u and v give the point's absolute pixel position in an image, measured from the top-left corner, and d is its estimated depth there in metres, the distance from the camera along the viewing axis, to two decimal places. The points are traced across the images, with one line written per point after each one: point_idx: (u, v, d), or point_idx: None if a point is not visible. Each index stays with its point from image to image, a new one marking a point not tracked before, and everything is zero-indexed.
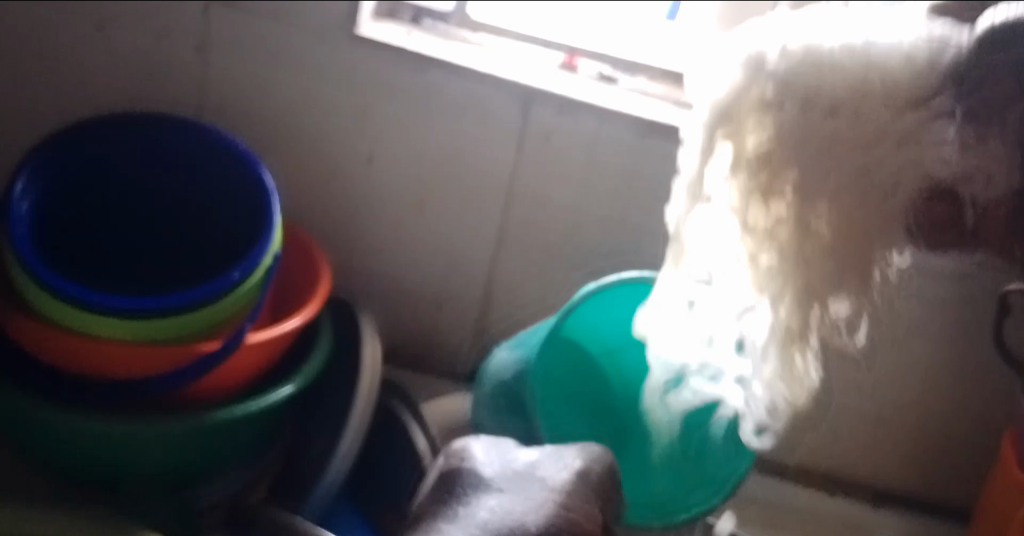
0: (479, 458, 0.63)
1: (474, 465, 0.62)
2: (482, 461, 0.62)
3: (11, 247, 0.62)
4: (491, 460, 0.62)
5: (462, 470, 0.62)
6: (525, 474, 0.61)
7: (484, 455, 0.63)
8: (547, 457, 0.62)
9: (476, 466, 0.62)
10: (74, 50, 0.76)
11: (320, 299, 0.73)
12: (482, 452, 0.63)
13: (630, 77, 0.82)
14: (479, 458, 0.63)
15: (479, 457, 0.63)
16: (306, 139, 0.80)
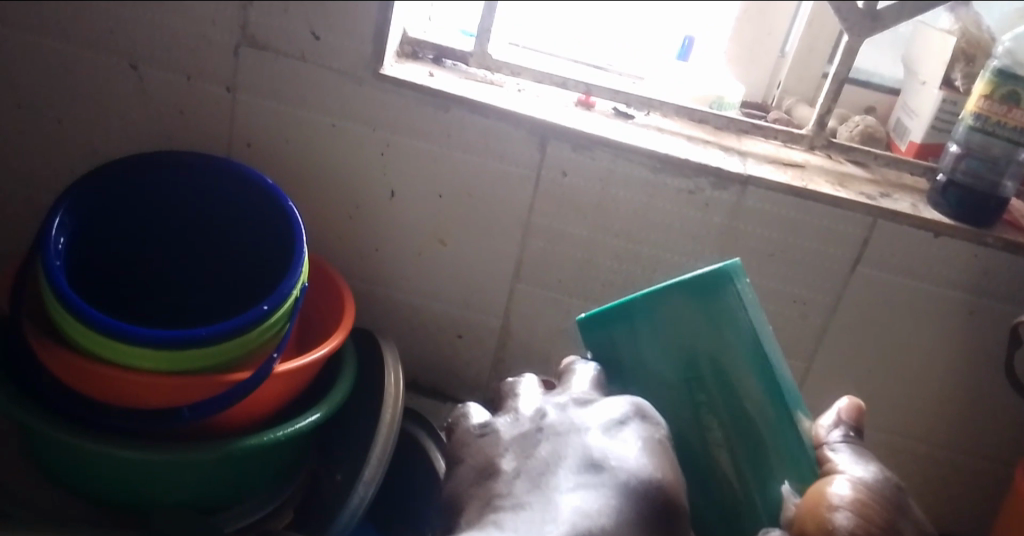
0: (573, 402, 0.64)
1: (570, 399, 0.64)
2: (576, 396, 0.65)
3: (47, 279, 0.64)
4: (557, 408, 0.64)
5: (556, 412, 0.63)
6: (598, 459, 0.57)
7: (558, 398, 0.65)
8: (617, 479, 0.55)
9: (576, 399, 0.64)
10: (117, 91, 0.82)
11: (346, 328, 0.76)
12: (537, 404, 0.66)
13: (643, 115, 0.88)
14: (576, 401, 0.64)
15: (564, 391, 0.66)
16: (331, 177, 0.85)
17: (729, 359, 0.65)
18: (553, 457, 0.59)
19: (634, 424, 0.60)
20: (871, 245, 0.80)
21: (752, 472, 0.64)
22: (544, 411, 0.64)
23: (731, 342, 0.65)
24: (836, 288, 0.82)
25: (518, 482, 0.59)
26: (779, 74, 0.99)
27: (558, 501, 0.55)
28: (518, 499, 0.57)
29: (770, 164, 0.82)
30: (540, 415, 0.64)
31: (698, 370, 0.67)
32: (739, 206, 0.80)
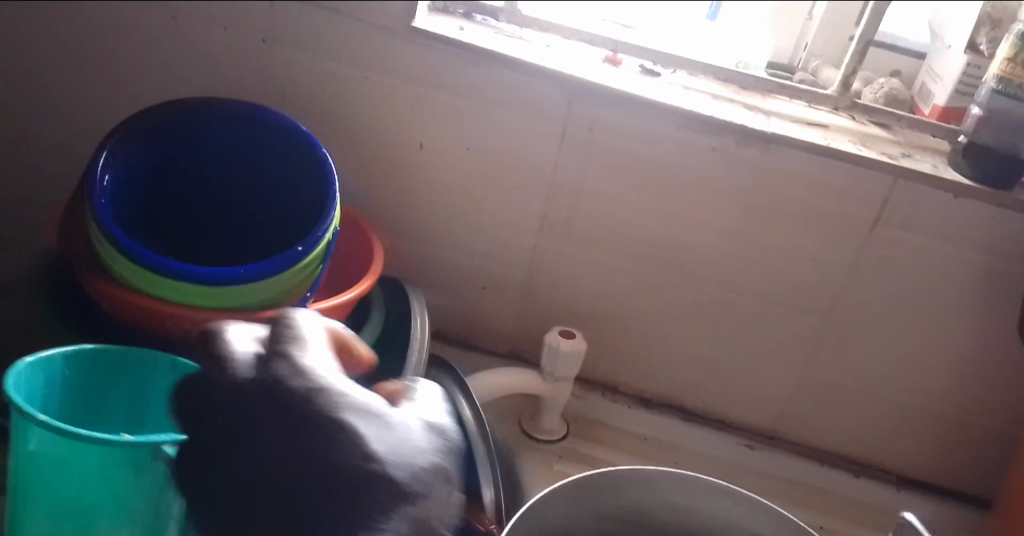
0: (376, 434, 0.54)
1: (420, 452, 0.55)
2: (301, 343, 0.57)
3: (94, 216, 0.67)
4: (315, 356, 0.57)
5: (398, 474, 0.53)
6: (358, 406, 0.54)
7: (354, 388, 0.55)
8: (363, 419, 0.54)
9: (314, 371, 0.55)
10: (156, 41, 0.84)
11: (375, 274, 0.78)
12: (321, 359, 0.57)
13: (672, 73, 0.89)
14: (378, 438, 0.53)
15: (415, 408, 0.58)
16: (362, 129, 0.87)
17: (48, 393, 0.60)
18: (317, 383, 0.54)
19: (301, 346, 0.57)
20: (893, 205, 0.81)
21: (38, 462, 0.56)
22: (289, 377, 0.54)
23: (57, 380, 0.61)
24: (856, 248, 0.83)
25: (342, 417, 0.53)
26: (806, 37, 0.99)
27: (368, 421, 0.54)
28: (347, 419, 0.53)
29: (795, 123, 0.84)
30: (296, 360, 0.55)
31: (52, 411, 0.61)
32: (763, 165, 0.82)
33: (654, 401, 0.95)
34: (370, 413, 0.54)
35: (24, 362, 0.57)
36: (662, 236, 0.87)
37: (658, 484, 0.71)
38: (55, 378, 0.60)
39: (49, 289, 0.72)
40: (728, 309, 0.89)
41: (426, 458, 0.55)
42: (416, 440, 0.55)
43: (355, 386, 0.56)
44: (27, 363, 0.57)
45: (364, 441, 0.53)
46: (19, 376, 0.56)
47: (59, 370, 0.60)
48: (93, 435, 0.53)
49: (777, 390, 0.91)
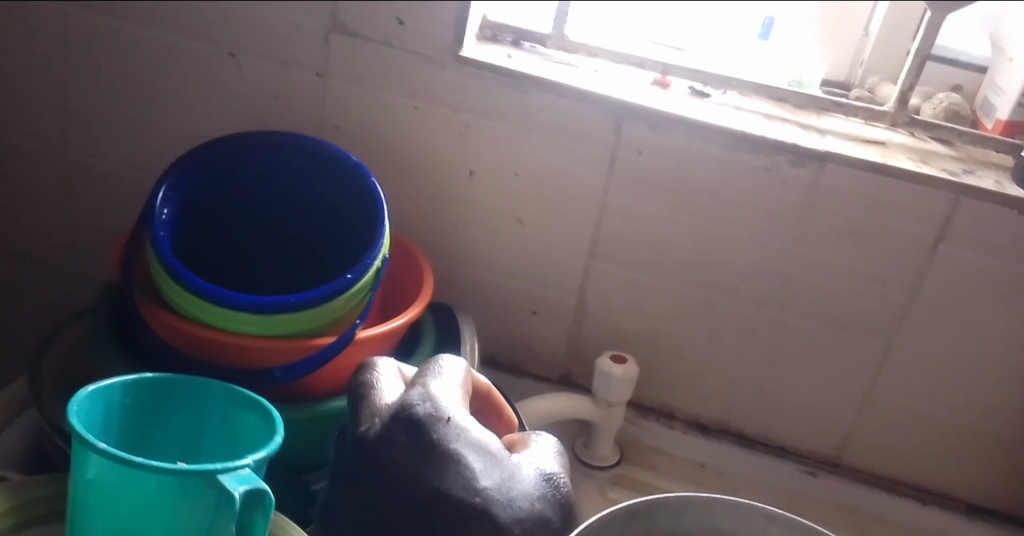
0: (485, 469, 0.58)
1: (526, 495, 0.58)
2: (437, 380, 0.63)
3: (153, 248, 0.69)
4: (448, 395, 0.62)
5: (500, 509, 0.56)
6: (478, 440, 0.59)
7: (474, 425, 0.60)
8: (476, 452, 0.58)
9: (434, 401, 0.60)
10: (215, 77, 0.87)
11: (425, 301, 0.79)
12: (453, 401, 0.61)
13: (722, 93, 0.87)
14: (486, 473, 0.57)
15: (529, 457, 0.61)
16: (412, 157, 0.88)
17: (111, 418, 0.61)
18: (438, 414, 0.59)
19: (445, 373, 0.64)
20: (953, 224, 0.78)
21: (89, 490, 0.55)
22: (416, 402, 0.60)
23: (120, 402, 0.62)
24: (917, 267, 0.81)
25: (450, 446, 0.58)
26: (862, 53, 0.98)
27: (476, 457, 0.58)
28: (454, 448, 0.58)
29: (850, 141, 0.82)
30: (420, 394, 0.60)
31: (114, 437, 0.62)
32: (817, 184, 0.80)
33: (710, 427, 0.93)
34: (482, 450, 0.59)
35: (87, 389, 0.59)
36: (715, 258, 0.85)
37: (709, 511, 0.70)
38: (114, 408, 0.61)
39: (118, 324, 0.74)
40: (784, 331, 0.87)
41: (522, 497, 0.58)
42: (512, 483, 0.58)
43: (475, 423, 0.61)
44: (89, 391, 0.59)
45: (474, 473, 0.57)
46: (80, 403, 0.58)
47: (119, 396, 0.62)
48: (148, 462, 0.53)
49: (838, 414, 0.89)
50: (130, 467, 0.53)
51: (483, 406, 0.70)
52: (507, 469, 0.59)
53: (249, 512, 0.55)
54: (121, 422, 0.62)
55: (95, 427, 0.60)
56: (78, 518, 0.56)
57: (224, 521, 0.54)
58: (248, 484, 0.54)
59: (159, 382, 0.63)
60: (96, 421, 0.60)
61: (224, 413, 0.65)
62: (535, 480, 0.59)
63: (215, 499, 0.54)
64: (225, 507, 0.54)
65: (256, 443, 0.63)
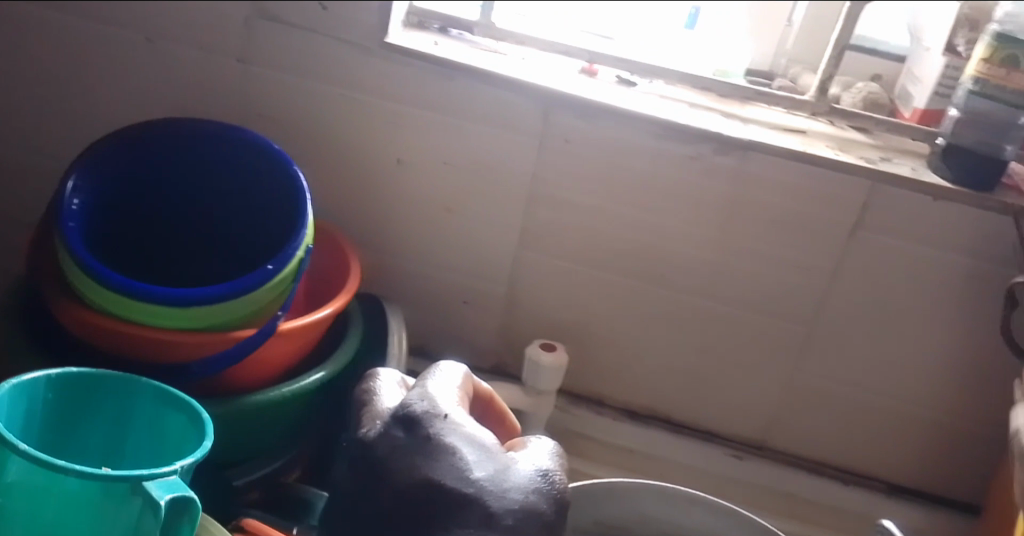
0: (477, 461, 0.59)
1: (519, 487, 0.59)
2: (435, 381, 0.65)
3: (62, 240, 0.67)
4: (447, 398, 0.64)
5: (491, 499, 0.58)
6: (471, 436, 0.61)
7: (469, 423, 0.62)
8: (471, 446, 0.60)
9: (428, 399, 0.63)
10: (132, 62, 0.84)
11: (350, 291, 0.78)
12: (451, 402, 0.63)
13: (649, 83, 0.89)
14: (479, 465, 0.59)
15: (527, 455, 0.62)
16: (338, 145, 0.87)
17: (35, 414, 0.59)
18: (432, 411, 0.62)
19: (450, 374, 0.67)
20: (872, 209, 0.80)
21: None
22: (413, 401, 0.62)
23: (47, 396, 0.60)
24: (838, 253, 0.82)
25: (443, 441, 0.60)
26: (786, 43, 1.00)
27: (469, 450, 0.60)
28: (445, 441, 0.60)
29: (772, 129, 0.83)
30: (416, 394, 0.63)
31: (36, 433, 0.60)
32: (742, 172, 0.81)
33: (640, 414, 0.94)
34: (475, 444, 0.61)
35: (7, 385, 0.56)
36: (642, 245, 0.86)
37: (635, 497, 0.70)
38: (37, 403, 0.59)
39: (29, 325, 0.71)
40: (712, 317, 0.88)
41: (515, 488, 0.59)
42: (506, 474, 0.59)
43: (471, 421, 0.63)
44: (10, 386, 0.56)
45: (466, 465, 0.59)
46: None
47: (42, 391, 0.59)
48: (71, 466, 0.50)
49: (765, 398, 0.90)
50: (52, 470, 0.50)
51: (484, 411, 0.71)
52: (500, 463, 0.60)
53: (177, 523, 0.53)
54: (43, 420, 0.60)
55: (16, 423, 0.58)
56: None
57: (149, 533, 0.52)
58: (175, 493, 0.52)
59: (82, 378, 0.61)
60: (16, 418, 0.57)
61: (152, 414, 0.63)
62: (531, 473, 0.60)
63: (141, 507, 0.51)
64: (150, 516, 0.51)
65: (184, 448, 0.62)
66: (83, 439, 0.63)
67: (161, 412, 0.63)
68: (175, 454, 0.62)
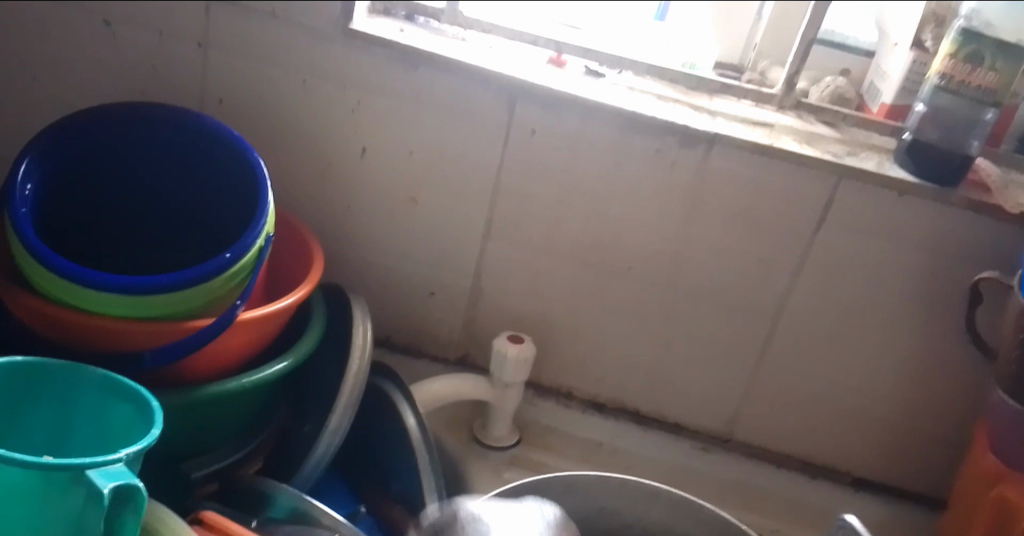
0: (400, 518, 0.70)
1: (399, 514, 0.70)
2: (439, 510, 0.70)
3: (13, 226, 0.65)
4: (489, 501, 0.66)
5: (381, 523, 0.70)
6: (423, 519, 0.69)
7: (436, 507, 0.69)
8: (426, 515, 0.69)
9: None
10: (88, 45, 0.82)
11: (313, 281, 0.76)
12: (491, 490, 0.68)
13: (616, 75, 0.88)
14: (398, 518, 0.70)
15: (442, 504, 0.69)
16: (303, 134, 0.85)
17: None
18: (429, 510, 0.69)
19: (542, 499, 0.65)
20: (836, 204, 0.80)
21: None
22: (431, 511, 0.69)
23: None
24: (803, 248, 0.82)
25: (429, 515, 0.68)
26: (754, 38, 1.00)
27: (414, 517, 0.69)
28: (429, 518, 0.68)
29: (739, 123, 0.83)
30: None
31: None
32: (706, 167, 0.81)
33: (607, 407, 0.94)
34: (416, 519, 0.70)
35: None
36: (609, 239, 0.85)
37: (599, 490, 0.70)
38: None
39: None
40: (677, 311, 0.87)
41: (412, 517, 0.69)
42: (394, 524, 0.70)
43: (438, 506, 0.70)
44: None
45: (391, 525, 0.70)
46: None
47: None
48: (12, 457, 0.50)
49: (729, 393, 0.90)
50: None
51: None
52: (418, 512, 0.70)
53: (123, 512, 0.53)
54: None
55: None
56: None
57: (93, 522, 0.52)
58: (120, 481, 0.51)
59: (23, 369, 0.60)
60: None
61: (95, 401, 0.62)
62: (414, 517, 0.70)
63: (87, 497, 0.51)
64: (94, 505, 0.51)
65: (131, 433, 0.61)
66: (29, 430, 0.63)
67: (107, 406, 0.62)
68: (121, 440, 0.61)
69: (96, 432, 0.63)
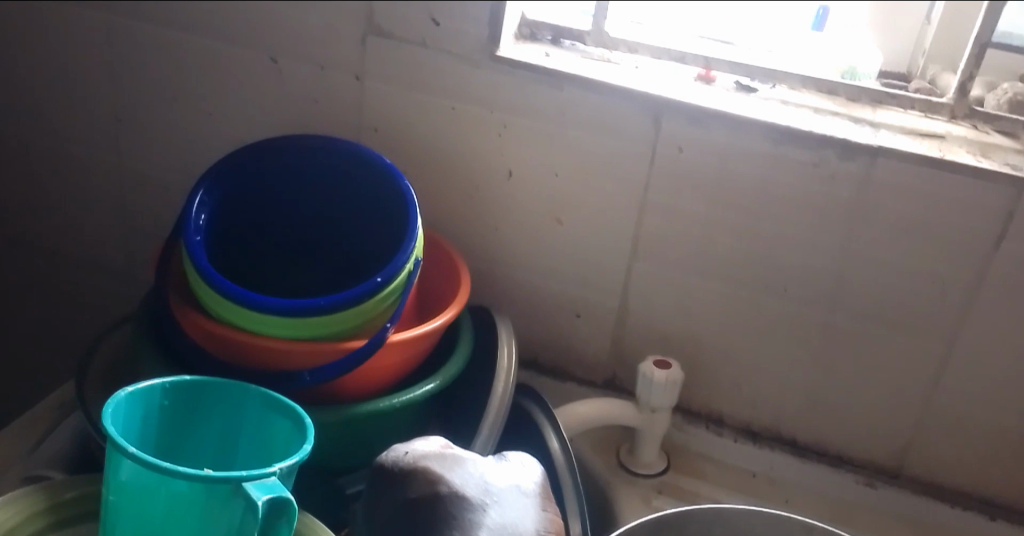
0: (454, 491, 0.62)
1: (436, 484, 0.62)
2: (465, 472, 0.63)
3: (188, 252, 0.70)
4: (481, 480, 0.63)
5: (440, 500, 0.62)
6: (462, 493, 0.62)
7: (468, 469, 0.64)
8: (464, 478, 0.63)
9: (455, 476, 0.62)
10: (257, 81, 0.88)
11: (460, 303, 0.78)
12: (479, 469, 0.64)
13: (769, 88, 0.85)
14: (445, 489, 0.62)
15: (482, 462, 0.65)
16: (452, 159, 0.87)
17: (151, 423, 0.63)
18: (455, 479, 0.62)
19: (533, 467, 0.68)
20: (1017, 219, 0.73)
21: (117, 500, 0.56)
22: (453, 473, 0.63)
23: (163, 405, 0.63)
24: (979, 267, 0.76)
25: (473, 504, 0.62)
26: (924, 42, 0.94)
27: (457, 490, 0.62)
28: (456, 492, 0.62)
29: (905, 134, 0.78)
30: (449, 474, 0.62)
31: (155, 441, 0.64)
32: (868, 182, 0.76)
33: (760, 434, 0.90)
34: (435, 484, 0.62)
35: (125, 391, 0.61)
36: (761, 258, 0.82)
37: (752, 522, 0.67)
38: (154, 410, 0.63)
39: (160, 335, 0.75)
40: (836, 334, 0.83)
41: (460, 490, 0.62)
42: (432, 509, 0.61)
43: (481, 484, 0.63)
44: (128, 391, 0.60)
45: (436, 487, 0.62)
46: (118, 404, 0.59)
47: (158, 398, 0.63)
48: (177, 468, 0.54)
49: (897, 422, 0.84)
50: (161, 472, 0.54)
51: None
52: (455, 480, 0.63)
53: (276, 520, 0.56)
54: (159, 427, 0.64)
55: (132, 429, 0.61)
56: (110, 520, 0.57)
57: (251, 532, 0.55)
58: (273, 492, 0.54)
59: (193, 386, 0.64)
60: (133, 424, 0.61)
61: (259, 418, 0.65)
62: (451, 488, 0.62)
63: (244, 507, 0.54)
64: (252, 517, 0.54)
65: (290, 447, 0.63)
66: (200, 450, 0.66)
67: (269, 423, 0.65)
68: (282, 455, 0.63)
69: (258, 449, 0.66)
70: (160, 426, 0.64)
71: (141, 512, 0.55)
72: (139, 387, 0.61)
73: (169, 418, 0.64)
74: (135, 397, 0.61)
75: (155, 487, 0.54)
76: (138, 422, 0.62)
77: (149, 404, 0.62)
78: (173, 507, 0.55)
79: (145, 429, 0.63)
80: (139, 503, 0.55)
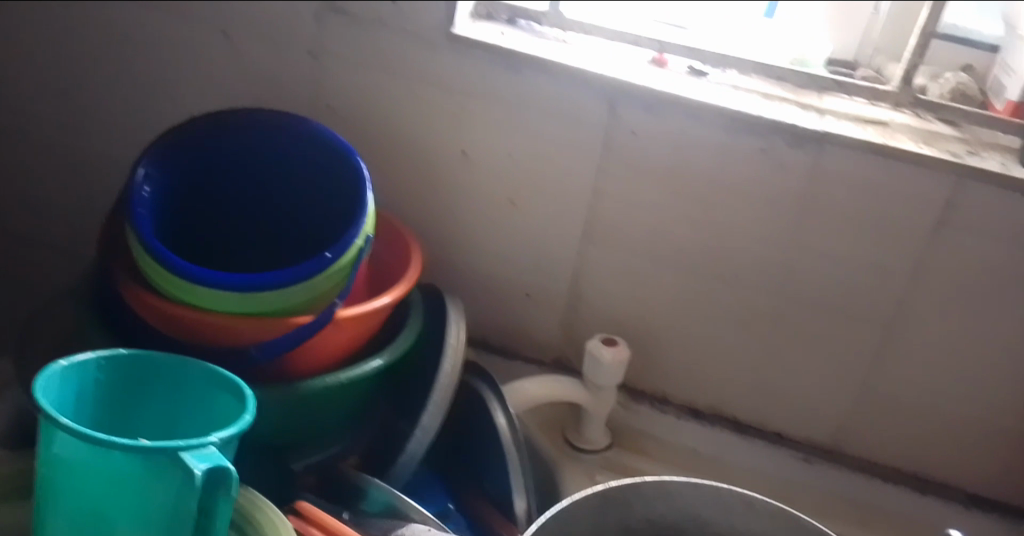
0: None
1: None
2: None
3: (131, 225, 0.69)
4: None
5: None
6: None
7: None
8: None
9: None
10: (207, 54, 0.87)
11: (410, 280, 0.78)
12: None
13: (720, 73, 0.86)
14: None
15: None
16: (404, 136, 0.87)
17: (89, 396, 0.62)
18: None
19: None
20: (954, 205, 0.75)
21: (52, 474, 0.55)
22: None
23: (101, 377, 0.62)
24: (917, 252, 0.78)
25: None
26: (871, 34, 0.96)
27: None
28: None
29: (850, 121, 0.79)
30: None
31: (93, 414, 0.63)
32: (812, 166, 0.78)
33: (705, 413, 0.91)
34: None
35: (60, 364, 0.59)
36: (708, 240, 0.83)
37: (693, 498, 0.68)
38: (91, 383, 0.62)
39: (102, 309, 0.74)
40: (780, 316, 0.84)
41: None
42: None
43: None
44: (61, 365, 0.59)
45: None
46: (51, 377, 0.58)
47: (93, 373, 0.62)
48: (113, 439, 0.53)
49: (836, 403, 0.86)
50: (96, 443, 0.53)
51: None
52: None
53: (215, 493, 0.55)
54: (98, 400, 0.63)
55: (68, 402, 0.60)
56: (46, 495, 0.56)
57: (189, 505, 0.54)
58: (211, 463, 0.53)
59: (132, 359, 0.63)
60: (69, 398, 0.60)
61: (202, 392, 0.65)
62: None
63: (182, 479, 0.53)
64: (189, 488, 0.53)
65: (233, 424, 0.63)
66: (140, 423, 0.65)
67: (213, 397, 0.64)
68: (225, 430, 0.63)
69: (201, 421, 0.65)
70: (98, 399, 0.63)
71: (77, 485, 0.54)
72: (74, 359, 0.60)
73: (108, 391, 0.63)
74: (70, 370, 0.60)
75: (91, 458, 0.54)
76: (74, 395, 0.61)
77: (86, 376, 0.61)
78: (110, 478, 0.54)
79: (82, 402, 0.62)
80: (74, 476, 0.54)
